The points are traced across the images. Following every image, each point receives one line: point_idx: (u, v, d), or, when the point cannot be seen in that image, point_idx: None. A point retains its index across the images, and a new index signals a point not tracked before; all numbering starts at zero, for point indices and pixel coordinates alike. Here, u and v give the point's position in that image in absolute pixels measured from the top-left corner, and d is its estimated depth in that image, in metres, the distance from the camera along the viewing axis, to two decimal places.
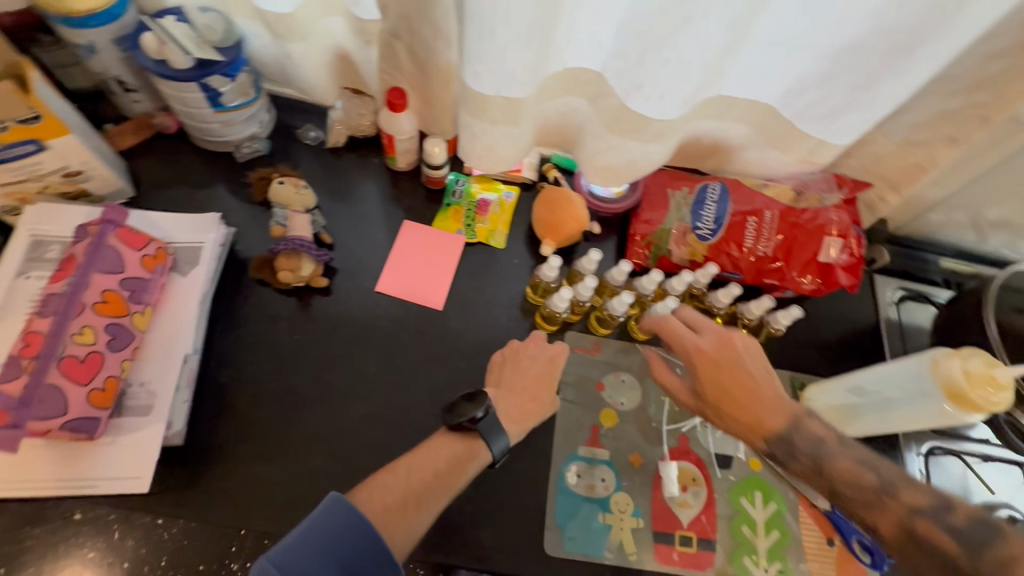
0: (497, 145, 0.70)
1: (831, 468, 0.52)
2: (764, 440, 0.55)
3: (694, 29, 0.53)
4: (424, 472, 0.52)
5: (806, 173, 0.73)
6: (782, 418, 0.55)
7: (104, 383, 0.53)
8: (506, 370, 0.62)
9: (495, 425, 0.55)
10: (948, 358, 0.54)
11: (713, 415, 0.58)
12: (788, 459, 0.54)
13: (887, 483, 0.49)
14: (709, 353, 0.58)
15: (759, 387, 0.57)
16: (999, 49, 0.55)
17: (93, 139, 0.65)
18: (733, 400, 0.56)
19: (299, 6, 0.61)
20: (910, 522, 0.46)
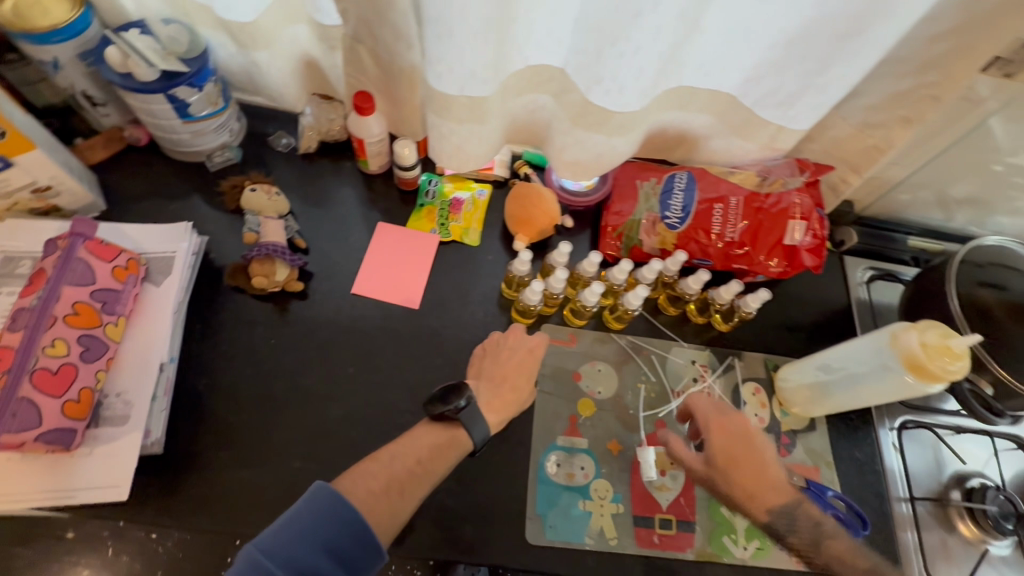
0: (465, 144, 0.71)
1: (824, 544, 0.56)
2: (766, 511, 0.58)
3: (646, 23, 0.54)
4: (407, 461, 0.52)
5: (770, 159, 0.75)
6: (785, 494, 0.58)
7: (79, 395, 0.54)
8: (486, 361, 0.63)
9: (477, 414, 0.56)
10: (906, 332, 0.56)
11: (722, 486, 0.60)
12: (785, 531, 0.58)
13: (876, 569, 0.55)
14: (729, 425, 0.61)
15: (772, 466, 0.59)
16: (941, 32, 0.56)
17: (61, 155, 0.66)
18: (746, 472, 0.59)
19: (261, 14, 0.62)
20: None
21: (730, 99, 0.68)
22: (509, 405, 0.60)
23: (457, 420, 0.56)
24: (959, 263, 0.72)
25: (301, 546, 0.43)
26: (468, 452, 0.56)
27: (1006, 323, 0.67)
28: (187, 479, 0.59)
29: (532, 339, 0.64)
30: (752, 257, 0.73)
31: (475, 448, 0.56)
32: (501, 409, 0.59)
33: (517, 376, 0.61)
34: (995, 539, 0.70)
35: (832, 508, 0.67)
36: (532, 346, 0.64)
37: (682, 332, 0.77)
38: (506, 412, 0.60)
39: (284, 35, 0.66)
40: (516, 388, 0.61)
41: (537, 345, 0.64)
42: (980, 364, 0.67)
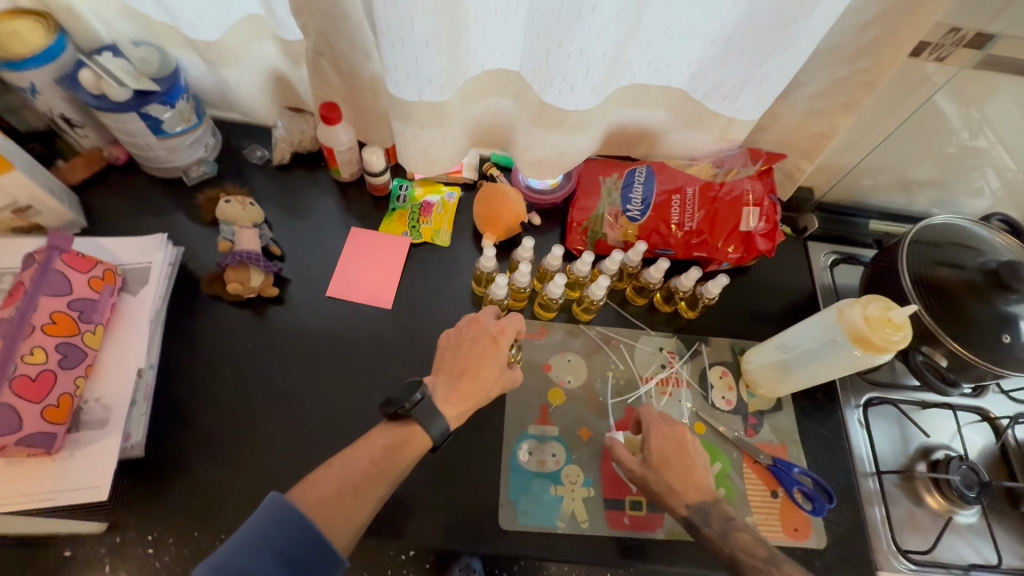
0: (430, 148, 0.74)
1: (732, 535, 0.58)
2: (686, 505, 0.60)
3: (587, 24, 0.57)
4: (364, 461, 0.54)
5: (726, 150, 0.77)
6: (707, 492, 0.61)
7: (58, 400, 0.57)
8: (451, 350, 0.63)
9: (432, 410, 0.57)
10: (851, 307, 0.58)
11: (652, 480, 0.62)
12: (699, 523, 0.59)
13: (775, 559, 0.55)
14: (668, 429, 0.64)
15: (700, 467, 0.62)
16: (868, 20, 0.59)
17: (40, 175, 0.69)
18: (675, 471, 0.61)
19: (226, 33, 0.65)
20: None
21: (681, 94, 0.71)
22: (473, 395, 0.60)
23: (412, 418, 0.57)
24: (911, 244, 0.75)
25: (257, 559, 0.44)
26: (429, 449, 0.57)
27: (957, 298, 0.71)
28: (168, 479, 0.62)
29: (494, 325, 0.63)
30: (711, 245, 0.76)
31: (435, 445, 0.57)
32: (465, 400, 0.60)
33: (478, 362, 0.61)
34: (961, 508, 0.72)
35: (798, 484, 0.69)
36: (495, 331, 0.63)
37: (650, 321, 0.80)
38: (471, 402, 0.60)
39: (251, 51, 0.69)
40: (479, 373, 0.60)
41: (499, 330, 0.63)
42: (935, 339, 0.71)
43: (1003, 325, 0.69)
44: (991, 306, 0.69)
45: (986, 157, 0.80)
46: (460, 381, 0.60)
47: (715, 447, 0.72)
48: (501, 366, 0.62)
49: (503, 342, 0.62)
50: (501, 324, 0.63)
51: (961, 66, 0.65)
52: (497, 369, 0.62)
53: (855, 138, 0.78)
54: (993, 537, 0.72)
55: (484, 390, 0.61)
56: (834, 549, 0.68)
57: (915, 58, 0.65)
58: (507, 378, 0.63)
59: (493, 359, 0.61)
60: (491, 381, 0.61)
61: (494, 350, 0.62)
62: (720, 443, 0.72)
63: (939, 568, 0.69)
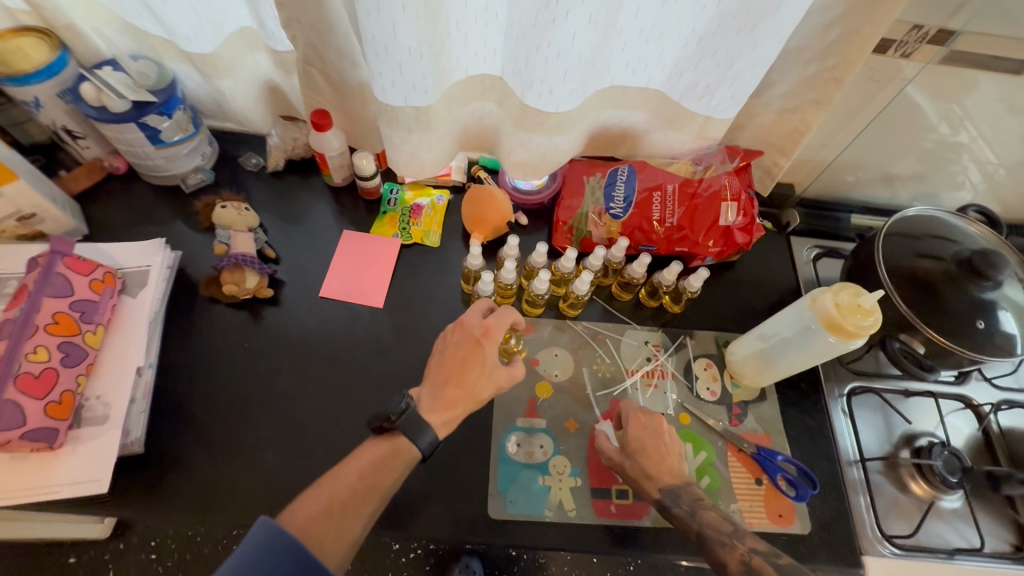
0: (418, 152, 0.77)
1: (700, 514, 0.61)
2: (658, 489, 0.62)
3: (562, 28, 0.59)
4: (352, 476, 0.55)
5: (706, 149, 0.80)
6: (679, 477, 0.63)
7: (60, 396, 0.59)
8: (442, 356, 0.65)
9: (418, 422, 0.59)
10: (824, 295, 0.60)
11: (629, 466, 0.65)
12: (671, 504, 0.62)
13: (739, 531, 0.59)
14: (646, 420, 0.67)
15: (674, 456, 0.65)
16: (832, 19, 0.62)
17: (44, 184, 0.72)
18: (651, 457, 0.64)
19: (220, 45, 0.68)
20: (748, 560, 0.56)
21: (659, 94, 0.74)
22: (461, 399, 0.62)
23: (398, 432, 0.58)
24: (887, 236, 0.76)
25: None
26: (418, 459, 0.59)
27: (934, 287, 0.72)
28: (166, 474, 0.64)
29: (478, 328, 0.64)
30: (692, 240, 0.78)
31: (425, 455, 0.59)
32: (455, 402, 0.62)
33: (465, 367, 0.63)
34: (945, 493, 0.74)
35: (781, 471, 0.70)
36: (479, 335, 0.64)
37: (635, 316, 0.82)
38: (462, 403, 0.62)
39: (244, 63, 0.72)
40: (467, 377, 0.62)
41: (483, 332, 0.64)
42: (914, 328, 0.72)
43: (978, 311, 0.71)
44: (967, 294, 0.71)
45: (960, 150, 0.82)
46: (446, 389, 0.62)
47: (700, 436, 0.74)
48: (489, 368, 0.63)
49: (487, 345, 0.64)
50: (486, 326, 0.65)
51: (927, 62, 0.67)
52: (485, 370, 0.63)
53: (830, 133, 0.81)
54: (977, 522, 0.73)
55: (475, 393, 0.63)
56: (818, 534, 0.69)
57: (882, 55, 0.67)
58: (501, 377, 0.64)
59: (480, 361, 0.63)
60: (478, 383, 0.63)
61: (479, 352, 0.64)
62: (704, 433, 0.74)
63: (923, 552, 0.70)
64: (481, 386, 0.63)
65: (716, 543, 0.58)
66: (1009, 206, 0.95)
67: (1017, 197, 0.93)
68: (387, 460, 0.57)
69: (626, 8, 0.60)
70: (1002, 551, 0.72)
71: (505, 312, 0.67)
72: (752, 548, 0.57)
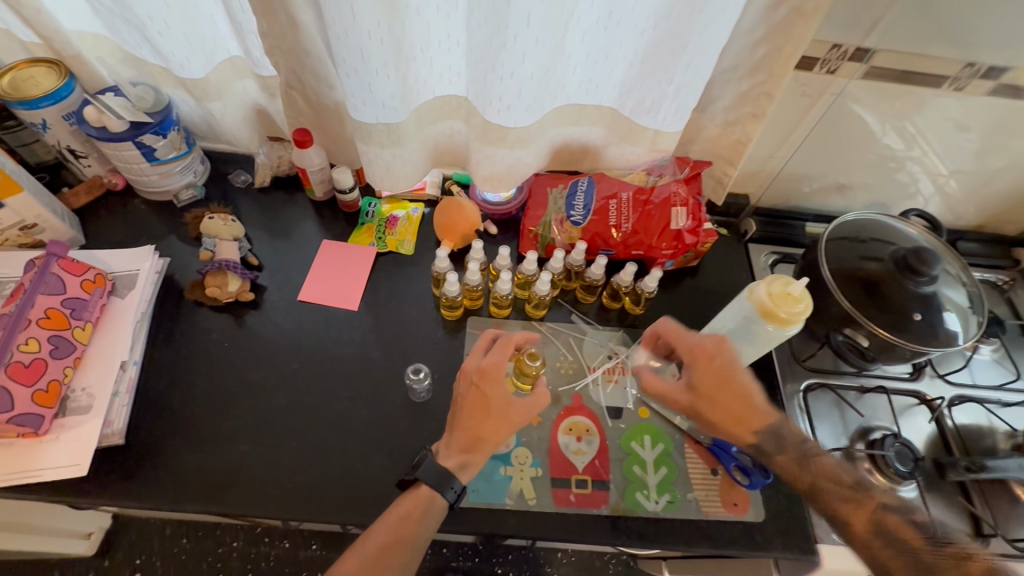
0: (392, 167, 0.82)
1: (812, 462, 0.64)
2: (753, 432, 0.66)
3: (513, 50, 0.65)
4: (381, 534, 0.59)
5: (659, 160, 0.86)
6: (768, 414, 0.67)
7: (47, 385, 0.65)
8: (454, 406, 0.66)
9: (445, 477, 0.62)
10: (757, 286, 0.65)
11: (709, 408, 0.67)
12: (775, 451, 0.65)
13: (862, 484, 0.63)
14: (710, 351, 0.68)
15: (753, 393, 0.67)
16: (757, 39, 0.69)
17: (47, 197, 0.78)
18: (731, 399, 0.66)
19: (210, 71, 0.75)
20: (879, 517, 0.60)
21: (612, 111, 0.80)
22: (475, 443, 0.63)
23: (422, 485, 0.62)
24: (827, 240, 0.81)
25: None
26: (447, 509, 0.63)
27: (873, 285, 0.76)
28: (145, 463, 0.68)
29: (474, 372, 0.65)
30: (647, 244, 0.84)
31: (451, 504, 0.62)
32: (471, 445, 0.63)
33: (473, 412, 0.64)
34: (901, 484, 0.75)
35: (735, 461, 0.73)
36: (477, 379, 0.65)
37: (599, 317, 0.87)
38: (478, 445, 0.63)
39: (234, 88, 0.80)
40: (475, 421, 0.63)
41: (480, 377, 0.64)
42: (856, 322, 0.75)
43: (914, 303, 0.74)
44: (905, 287, 0.75)
45: (899, 159, 0.88)
46: (457, 435, 0.64)
47: (658, 429, 0.77)
48: (494, 409, 0.63)
49: (486, 388, 0.64)
50: (482, 370, 0.65)
51: (850, 77, 0.74)
52: (491, 412, 0.63)
53: (775, 145, 0.87)
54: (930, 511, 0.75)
55: (488, 436, 0.63)
56: (774, 522, 0.71)
57: (810, 71, 0.74)
58: (513, 413, 0.63)
59: (483, 405, 0.63)
60: (485, 427, 0.63)
61: (481, 396, 0.64)
62: (663, 427, 0.77)
63: None
64: (490, 429, 0.63)
65: (839, 499, 0.62)
66: (957, 212, 1.00)
67: (964, 204, 0.97)
68: (414, 513, 0.61)
69: (572, 32, 0.67)
70: None
71: (501, 347, 0.67)
72: (882, 503, 0.62)
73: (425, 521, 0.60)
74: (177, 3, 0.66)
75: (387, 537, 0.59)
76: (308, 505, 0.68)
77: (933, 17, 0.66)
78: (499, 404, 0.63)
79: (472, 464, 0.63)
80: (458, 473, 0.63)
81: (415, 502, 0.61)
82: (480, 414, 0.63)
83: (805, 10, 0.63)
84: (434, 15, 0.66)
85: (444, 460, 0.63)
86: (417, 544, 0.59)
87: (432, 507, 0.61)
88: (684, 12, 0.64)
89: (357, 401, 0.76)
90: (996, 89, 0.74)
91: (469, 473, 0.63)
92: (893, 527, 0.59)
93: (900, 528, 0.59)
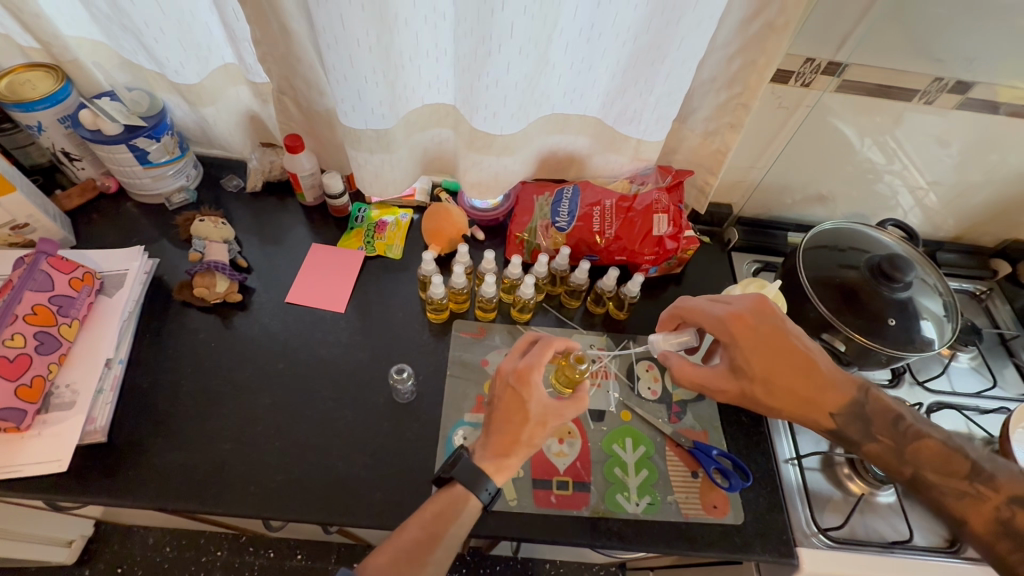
0: (382, 172, 0.83)
1: (913, 449, 0.61)
2: (829, 415, 0.63)
3: (499, 59, 0.67)
4: (415, 529, 0.59)
5: (642, 169, 0.88)
6: (846, 393, 0.64)
7: (31, 380, 0.66)
8: (492, 407, 0.66)
9: (478, 474, 0.62)
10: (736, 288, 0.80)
11: (765, 390, 0.64)
12: (863, 437, 0.63)
13: (981, 473, 0.59)
14: (756, 324, 0.65)
15: (818, 369, 0.65)
16: (732, 53, 0.71)
17: (40, 199, 0.79)
18: (793, 378, 0.64)
19: (204, 77, 0.77)
20: (1004, 513, 0.56)
21: (597, 120, 0.82)
22: (511, 446, 0.62)
23: (456, 483, 0.62)
24: (805, 249, 0.83)
25: None
26: (481, 509, 0.62)
27: (851, 293, 0.77)
28: (126, 461, 0.68)
29: (511, 374, 0.64)
30: (631, 249, 0.85)
31: (486, 504, 0.62)
32: (508, 448, 0.62)
33: (510, 413, 0.63)
34: (879, 489, 0.76)
35: (715, 463, 0.74)
36: (513, 381, 0.64)
37: (584, 322, 0.88)
38: (515, 448, 0.62)
39: (228, 94, 0.82)
40: (513, 423, 0.63)
41: (517, 379, 0.63)
42: (833, 327, 0.76)
43: (890, 309, 0.76)
44: (881, 293, 0.76)
45: (877, 171, 0.91)
46: (496, 437, 0.63)
47: (640, 432, 0.78)
48: (531, 412, 0.62)
49: (523, 390, 0.63)
50: (519, 372, 0.64)
51: (824, 90, 0.77)
52: (529, 414, 0.63)
53: (754, 156, 0.89)
54: (910, 516, 0.75)
55: (524, 438, 0.62)
56: (753, 525, 0.72)
57: (786, 84, 0.77)
58: (550, 414, 0.63)
59: (521, 407, 0.63)
60: (522, 430, 0.62)
61: (517, 397, 0.63)
62: (644, 430, 0.78)
63: (858, 543, 0.72)
64: (527, 432, 0.62)
65: (953, 493, 0.58)
66: (936, 224, 1.02)
67: (942, 215, 0.99)
68: (446, 511, 0.61)
69: (556, 43, 0.69)
70: (936, 545, 0.73)
71: (540, 349, 0.65)
72: (1007, 496, 0.57)
73: (459, 518, 0.60)
74: (174, 11, 0.69)
75: (421, 532, 0.59)
76: (289, 504, 0.68)
77: (902, 33, 0.69)
78: (537, 405, 0.63)
79: (509, 467, 0.62)
80: (495, 475, 0.62)
81: (449, 500, 0.61)
82: (519, 416, 0.63)
83: (777, 25, 0.66)
84: (422, 26, 0.68)
85: (480, 460, 0.63)
86: (449, 541, 0.59)
87: (466, 506, 0.61)
88: (662, 25, 0.67)
89: (341, 402, 0.76)
90: (965, 102, 0.77)
91: (505, 474, 0.63)
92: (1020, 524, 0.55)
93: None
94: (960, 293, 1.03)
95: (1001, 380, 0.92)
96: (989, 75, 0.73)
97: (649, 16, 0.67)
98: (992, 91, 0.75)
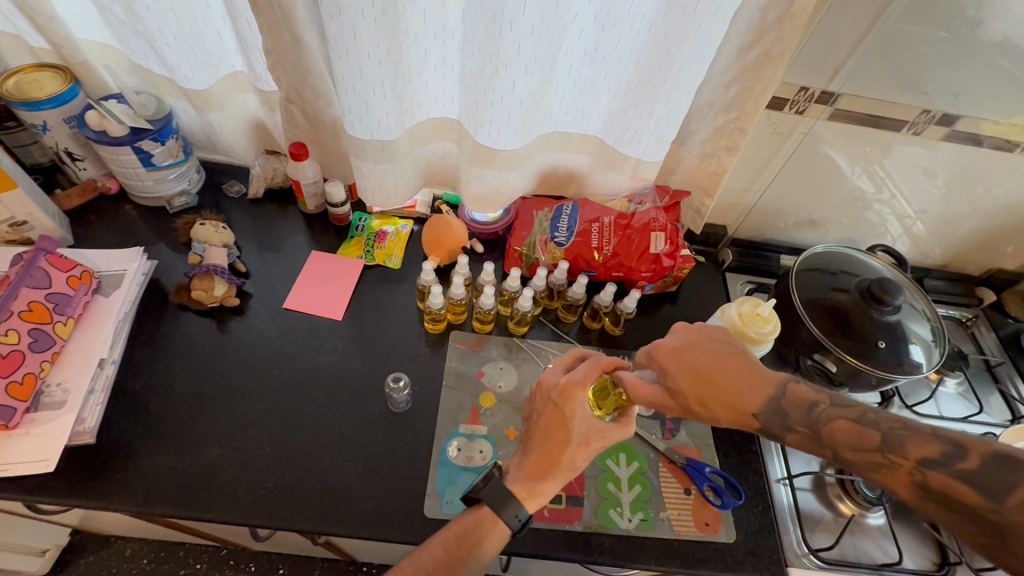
0: (384, 182, 0.84)
1: (827, 431, 0.53)
2: (755, 415, 0.56)
3: (505, 76, 0.68)
4: (437, 549, 0.59)
5: (641, 188, 0.90)
6: (767, 395, 0.56)
7: (23, 377, 0.66)
8: (531, 425, 0.66)
9: (505, 498, 0.61)
10: (731, 306, 0.79)
11: (701, 407, 0.59)
12: (782, 432, 0.55)
13: (891, 441, 0.50)
14: (673, 347, 0.62)
15: (739, 376, 0.58)
16: (728, 79, 0.75)
17: (39, 197, 0.79)
18: (719, 388, 0.58)
19: (214, 83, 0.78)
20: (921, 478, 0.47)
21: (598, 140, 0.85)
22: (548, 468, 0.62)
23: (484, 505, 0.62)
24: (798, 271, 0.84)
25: None
26: (509, 534, 0.62)
27: (842, 315, 0.79)
28: (114, 463, 0.67)
29: (554, 390, 0.64)
30: (627, 265, 0.87)
31: (515, 531, 0.61)
32: (544, 471, 0.62)
33: (553, 433, 0.63)
34: (869, 510, 0.77)
35: (707, 481, 0.74)
36: (556, 397, 0.64)
37: (581, 337, 0.89)
38: (552, 472, 0.62)
39: (235, 101, 0.83)
40: (555, 443, 0.63)
41: (560, 395, 0.63)
42: (825, 348, 0.77)
43: (880, 332, 0.77)
44: (871, 316, 0.77)
45: (867, 199, 0.93)
46: (535, 459, 0.63)
47: (634, 448, 0.78)
48: (574, 432, 0.62)
49: (566, 408, 0.63)
50: (562, 388, 0.64)
51: (817, 118, 0.80)
52: (569, 434, 0.62)
53: (749, 179, 0.92)
54: (898, 538, 0.76)
55: (565, 461, 0.62)
56: (744, 543, 0.72)
57: (780, 111, 0.80)
58: (593, 435, 0.63)
59: (563, 424, 0.63)
60: (563, 452, 0.62)
61: (559, 413, 0.63)
62: (639, 445, 0.78)
63: (847, 566, 0.72)
64: (568, 454, 0.62)
65: (869, 467, 0.50)
66: (924, 251, 1.04)
67: (930, 243, 1.02)
68: (470, 535, 0.60)
69: (561, 64, 0.71)
70: (925, 567, 0.74)
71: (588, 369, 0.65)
72: (918, 461, 0.48)
73: (484, 542, 0.60)
74: (187, 16, 0.70)
75: (444, 553, 0.58)
76: (278, 512, 0.67)
77: (889, 67, 0.72)
78: (579, 424, 0.63)
79: (543, 492, 0.62)
80: (527, 501, 0.62)
81: (476, 521, 0.61)
82: (560, 435, 0.63)
83: (772, 54, 0.68)
84: (431, 43, 0.70)
85: (511, 483, 0.63)
86: (473, 566, 0.58)
87: (495, 530, 0.61)
88: (660, 48, 0.69)
89: (335, 410, 0.76)
90: (950, 134, 0.79)
91: (536, 500, 0.62)
92: (940, 488, 0.46)
93: (948, 487, 0.46)
94: (948, 320, 1.05)
95: (986, 406, 0.94)
96: (973, 109, 0.75)
97: (650, 41, 0.69)
98: (975, 125, 0.78)
